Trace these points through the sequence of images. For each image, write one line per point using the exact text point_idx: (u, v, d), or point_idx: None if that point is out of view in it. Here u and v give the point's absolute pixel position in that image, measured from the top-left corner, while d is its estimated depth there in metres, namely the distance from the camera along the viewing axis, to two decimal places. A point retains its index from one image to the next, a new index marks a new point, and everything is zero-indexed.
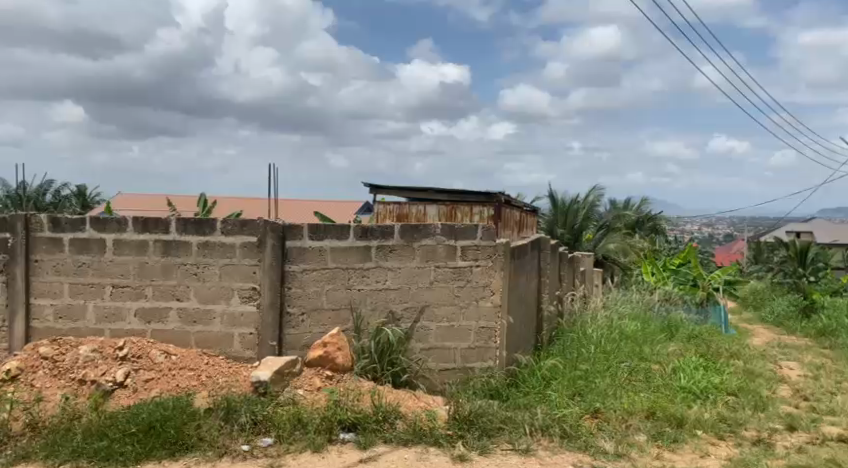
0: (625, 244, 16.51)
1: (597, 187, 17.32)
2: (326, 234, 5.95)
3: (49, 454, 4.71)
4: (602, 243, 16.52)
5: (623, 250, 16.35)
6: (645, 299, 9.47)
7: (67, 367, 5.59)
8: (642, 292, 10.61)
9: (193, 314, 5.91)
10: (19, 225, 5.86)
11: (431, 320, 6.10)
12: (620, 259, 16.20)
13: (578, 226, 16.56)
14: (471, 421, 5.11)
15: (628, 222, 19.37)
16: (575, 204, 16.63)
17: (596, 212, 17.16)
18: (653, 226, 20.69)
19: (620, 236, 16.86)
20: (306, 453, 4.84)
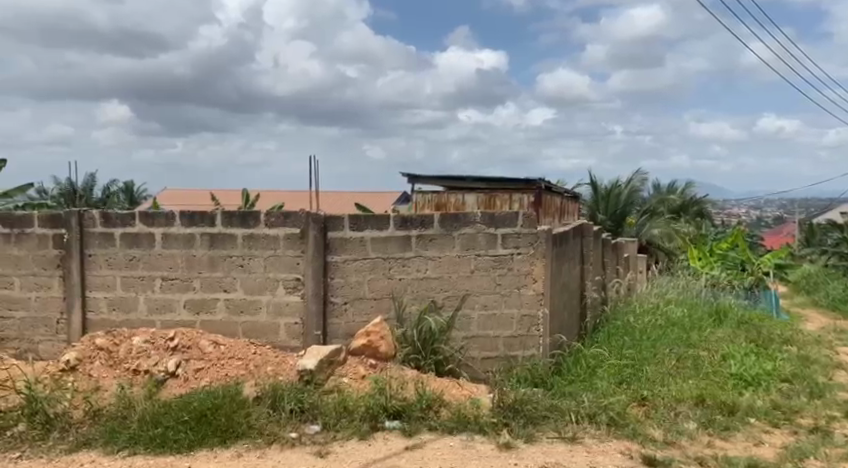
0: (669, 229, 16.32)
1: (638, 172, 17.08)
2: (366, 224, 6.00)
3: (108, 440, 4.86)
4: (645, 231, 16.23)
5: (668, 236, 16.15)
6: (691, 285, 9.35)
7: (122, 357, 5.75)
8: (690, 278, 10.51)
9: (240, 304, 6.03)
10: (72, 221, 6.04)
11: (473, 308, 6.12)
12: (665, 245, 16.02)
13: (621, 211, 16.39)
14: (516, 409, 5.13)
15: (672, 207, 19.16)
16: (617, 188, 16.48)
17: (637, 197, 17.00)
18: (700, 210, 20.39)
19: (663, 222, 16.58)
20: (352, 440, 4.92)
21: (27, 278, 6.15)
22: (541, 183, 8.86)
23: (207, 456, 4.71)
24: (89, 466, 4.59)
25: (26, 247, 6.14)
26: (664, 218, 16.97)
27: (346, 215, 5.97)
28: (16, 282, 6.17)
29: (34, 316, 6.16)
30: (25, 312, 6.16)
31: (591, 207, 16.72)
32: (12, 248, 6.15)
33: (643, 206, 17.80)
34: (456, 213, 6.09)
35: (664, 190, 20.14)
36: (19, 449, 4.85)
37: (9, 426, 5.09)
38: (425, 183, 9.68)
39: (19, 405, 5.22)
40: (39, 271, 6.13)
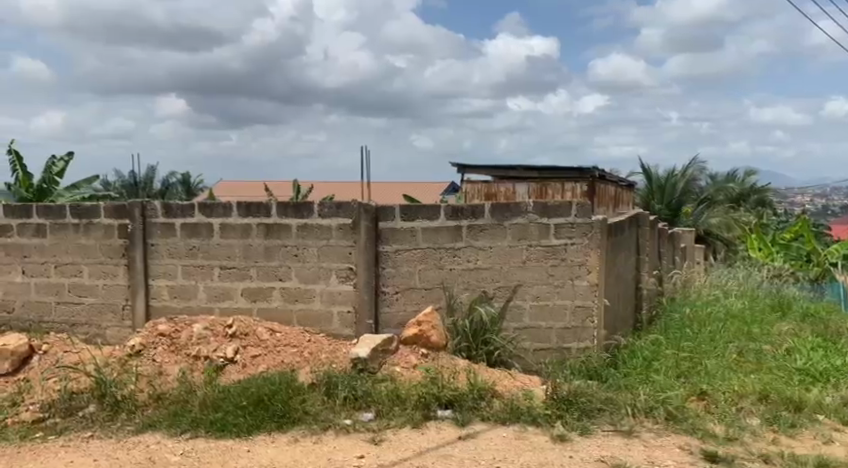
0: (728, 218, 16.08)
1: (695, 160, 16.72)
2: (417, 214, 6.04)
3: (172, 423, 5.02)
4: (702, 220, 15.96)
5: (725, 225, 15.88)
6: (752, 277, 9.13)
7: (183, 343, 5.92)
8: (750, 269, 10.37)
9: (295, 293, 6.16)
10: (136, 212, 6.23)
11: (525, 299, 6.09)
12: (723, 235, 15.78)
13: (676, 201, 16.07)
14: (570, 401, 5.12)
15: (731, 196, 18.81)
16: (673, 178, 16.14)
17: (693, 186, 16.74)
18: (760, 199, 19.94)
19: (721, 211, 16.40)
20: (405, 428, 4.99)
21: (95, 266, 6.38)
22: (594, 172, 8.78)
23: (265, 440, 4.83)
24: (154, 447, 4.75)
25: (94, 236, 6.36)
26: (720, 207, 16.67)
27: (397, 205, 6.02)
28: (85, 269, 6.40)
29: (101, 302, 6.39)
30: (94, 298, 6.40)
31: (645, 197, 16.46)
32: (81, 237, 6.38)
33: (700, 194, 17.43)
34: (507, 203, 6.06)
35: (722, 178, 19.68)
36: (90, 429, 5.06)
37: (80, 407, 5.33)
38: (475, 173, 9.65)
39: (89, 388, 5.45)
40: (106, 260, 6.35)
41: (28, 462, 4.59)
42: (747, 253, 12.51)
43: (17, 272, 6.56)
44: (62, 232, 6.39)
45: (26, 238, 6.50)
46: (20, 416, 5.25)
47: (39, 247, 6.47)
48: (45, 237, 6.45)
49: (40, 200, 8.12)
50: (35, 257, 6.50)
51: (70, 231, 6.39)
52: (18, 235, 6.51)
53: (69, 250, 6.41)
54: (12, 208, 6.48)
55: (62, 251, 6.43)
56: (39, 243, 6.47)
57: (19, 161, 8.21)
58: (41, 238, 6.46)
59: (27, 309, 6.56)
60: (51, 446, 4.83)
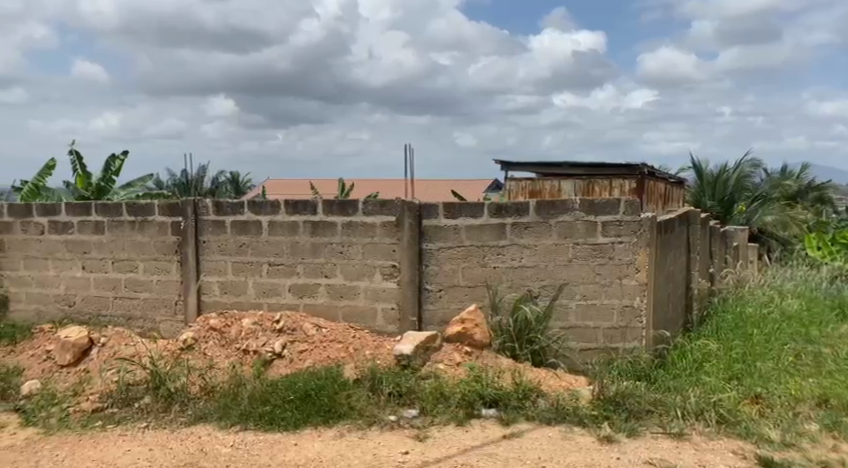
0: (784, 216, 15.66)
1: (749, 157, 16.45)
2: (461, 213, 6.04)
3: (223, 415, 5.11)
4: (757, 217, 15.56)
5: (782, 224, 15.50)
6: (811, 278, 8.86)
7: (233, 337, 6.08)
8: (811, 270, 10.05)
9: (340, 289, 6.24)
10: (188, 210, 6.49)
11: (570, 298, 6.01)
12: (779, 234, 15.35)
13: (729, 198, 15.82)
14: (617, 402, 5.06)
15: (788, 193, 18.38)
16: (725, 174, 15.94)
17: (747, 183, 16.44)
18: (820, 196, 19.31)
19: (779, 208, 15.89)
20: (450, 426, 4.99)
21: (150, 262, 6.66)
22: (643, 168, 8.71)
23: (312, 434, 4.88)
24: (206, 438, 4.85)
25: (149, 234, 6.65)
26: (778, 205, 16.16)
27: (440, 203, 6.03)
28: (140, 265, 6.70)
29: (155, 297, 6.66)
30: (148, 293, 6.68)
31: (696, 193, 16.25)
32: (137, 234, 6.68)
33: (755, 190, 17.00)
34: (553, 200, 5.98)
35: (779, 175, 19.21)
36: (145, 420, 5.18)
37: (137, 398, 5.46)
38: (519, 170, 9.59)
39: (144, 379, 5.59)
40: (160, 256, 6.62)
41: (88, 449, 4.76)
42: (806, 253, 12.17)
43: (79, 267, 6.94)
44: (118, 230, 6.73)
45: (86, 235, 6.87)
46: (81, 406, 5.41)
47: (98, 244, 6.84)
48: (103, 234, 6.80)
49: (98, 197, 8.37)
50: (95, 253, 6.86)
51: (126, 228, 6.72)
52: (79, 231, 6.90)
53: (125, 246, 6.73)
54: (74, 206, 6.88)
55: (119, 248, 6.76)
56: (98, 240, 6.83)
57: (79, 161, 8.45)
58: (99, 235, 6.82)
59: (87, 302, 6.92)
60: (110, 435, 5.00)
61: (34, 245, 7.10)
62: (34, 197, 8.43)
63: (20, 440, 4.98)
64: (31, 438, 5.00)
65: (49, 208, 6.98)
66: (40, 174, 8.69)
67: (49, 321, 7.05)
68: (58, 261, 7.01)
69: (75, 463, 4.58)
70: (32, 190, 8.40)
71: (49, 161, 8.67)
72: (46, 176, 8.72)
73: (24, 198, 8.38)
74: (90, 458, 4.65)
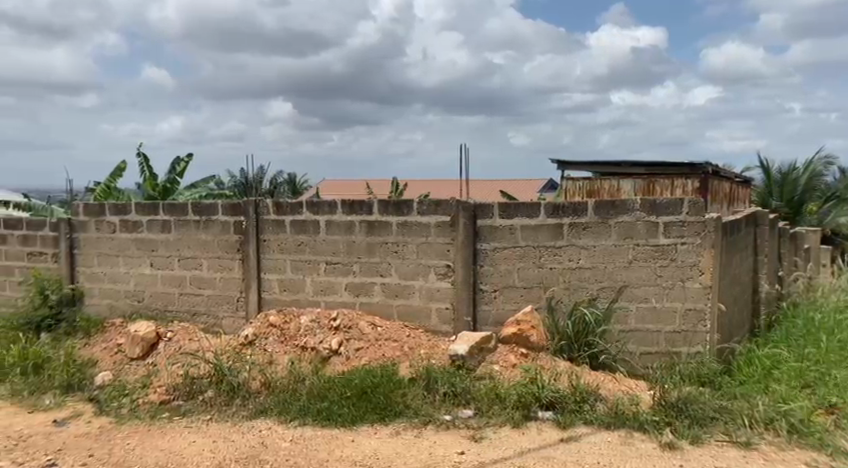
0: None
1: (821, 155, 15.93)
2: (516, 213, 5.98)
3: (282, 410, 5.18)
4: (831, 218, 15.17)
5: None
6: None
7: (292, 334, 6.15)
8: None
9: (395, 288, 6.26)
10: (250, 209, 6.63)
11: (631, 301, 5.88)
12: None
13: (800, 198, 15.36)
14: (680, 408, 4.92)
15: None
16: (795, 172, 15.47)
17: (820, 182, 15.87)
18: None
19: None
20: (505, 427, 4.94)
21: (213, 260, 6.83)
22: (707, 168, 8.49)
23: (368, 431, 4.89)
24: (266, 432, 4.91)
25: (213, 232, 6.81)
26: None
27: (496, 203, 5.97)
28: (204, 263, 6.86)
29: (219, 294, 6.82)
30: (212, 290, 6.85)
31: (764, 192, 15.84)
32: (202, 233, 6.85)
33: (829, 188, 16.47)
34: (613, 200, 5.86)
35: None
36: (208, 412, 5.31)
37: (201, 391, 5.57)
38: (578, 170, 9.43)
39: (208, 372, 5.68)
40: (223, 254, 6.78)
41: (156, 439, 4.89)
42: None
43: (147, 264, 7.12)
44: (184, 229, 6.91)
45: (154, 234, 7.06)
46: (150, 397, 5.58)
47: (165, 242, 7.01)
48: (170, 233, 6.98)
49: (164, 198, 8.54)
50: (162, 251, 7.04)
51: (192, 228, 6.89)
52: (148, 230, 7.09)
53: (190, 245, 6.90)
54: (142, 205, 7.08)
55: (185, 246, 6.93)
56: (165, 238, 7.01)
57: (146, 162, 8.64)
58: (166, 234, 6.99)
59: (155, 298, 7.11)
60: (177, 426, 5.12)
61: (106, 243, 7.30)
62: (106, 197, 8.66)
63: (94, 428, 5.18)
64: (104, 427, 5.19)
65: (120, 207, 7.19)
66: (111, 175, 8.93)
67: (120, 315, 7.25)
68: (128, 258, 7.20)
69: (144, 452, 4.71)
70: (104, 191, 8.64)
71: (119, 164, 8.91)
72: (115, 178, 8.95)
73: (96, 198, 8.62)
74: (158, 447, 4.76)
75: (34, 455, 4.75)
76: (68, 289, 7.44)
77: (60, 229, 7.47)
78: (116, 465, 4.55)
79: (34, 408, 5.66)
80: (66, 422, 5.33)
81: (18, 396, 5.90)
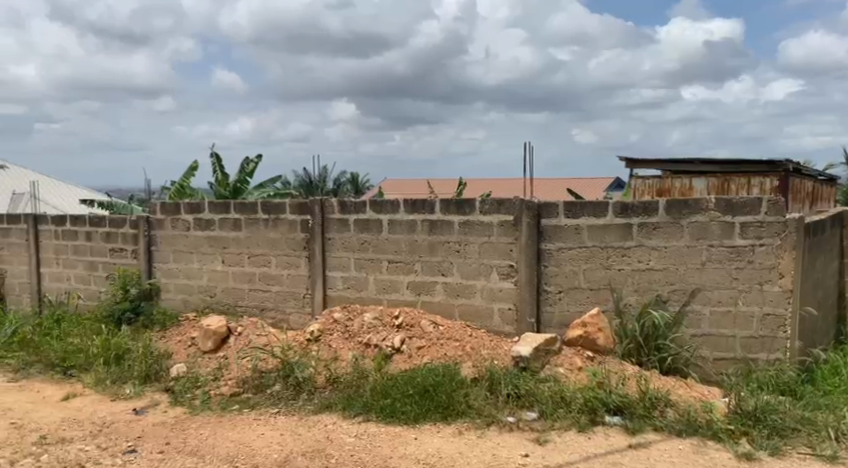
0: None
1: None
2: (582, 212, 5.82)
3: (346, 405, 5.17)
4: None
5: None
6: None
7: (355, 330, 6.17)
8: None
9: (457, 288, 6.18)
10: (316, 208, 6.66)
11: (704, 304, 5.64)
12: None
13: None
14: (757, 417, 4.69)
15: None
16: None
17: None
18: None
19: None
20: (571, 431, 4.80)
21: (281, 257, 6.88)
22: (788, 165, 8.11)
23: (431, 429, 4.83)
24: (331, 427, 4.90)
25: (280, 230, 6.87)
26: None
27: (561, 201, 5.84)
28: (273, 260, 6.92)
29: (286, 290, 6.87)
30: (279, 287, 6.90)
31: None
32: (270, 231, 6.91)
33: None
34: (685, 199, 5.64)
35: None
36: (277, 406, 5.35)
37: (269, 385, 5.63)
38: (648, 167, 9.18)
39: (276, 366, 5.73)
40: (290, 252, 6.83)
41: (227, 431, 4.93)
42: None
43: (219, 261, 7.23)
44: (255, 227, 6.98)
45: (226, 231, 7.16)
46: (221, 389, 5.68)
47: (236, 240, 7.11)
48: (241, 231, 7.07)
49: (235, 197, 8.66)
50: (233, 248, 7.14)
51: (261, 226, 6.96)
52: (220, 228, 7.20)
53: (260, 243, 6.97)
54: (214, 204, 7.20)
55: (254, 244, 7.00)
56: (236, 236, 7.11)
57: (219, 162, 8.79)
58: (237, 232, 7.09)
59: (226, 294, 7.20)
60: (247, 418, 5.17)
61: (180, 241, 7.44)
62: (180, 196, 8.84)
63: (169, 418, 5.28)
64: (180, 417, 5.28)
65: (194, 205, 7.32)
66: (185, 175, 9.11)
67: (193, 310, 7.38)
68: (202, 255, 7.32)
69: (217, 442, 4.75)
70: (178, 190, 8.82)
71: (193, 163, 9.07)
72: (189, 177, 9.13)
73: (171, 197, 8.81)
74: (229, 438, 4.80)
75: (116, 441, 4.84)
76: (147, 285, 7.61)
77: (140, 227, 7.66)
78: (190, 453, 4.60)
79: (115, 397, 5.83)
80: (145, 411, 5.46)
81: (102, 385, 6.09)
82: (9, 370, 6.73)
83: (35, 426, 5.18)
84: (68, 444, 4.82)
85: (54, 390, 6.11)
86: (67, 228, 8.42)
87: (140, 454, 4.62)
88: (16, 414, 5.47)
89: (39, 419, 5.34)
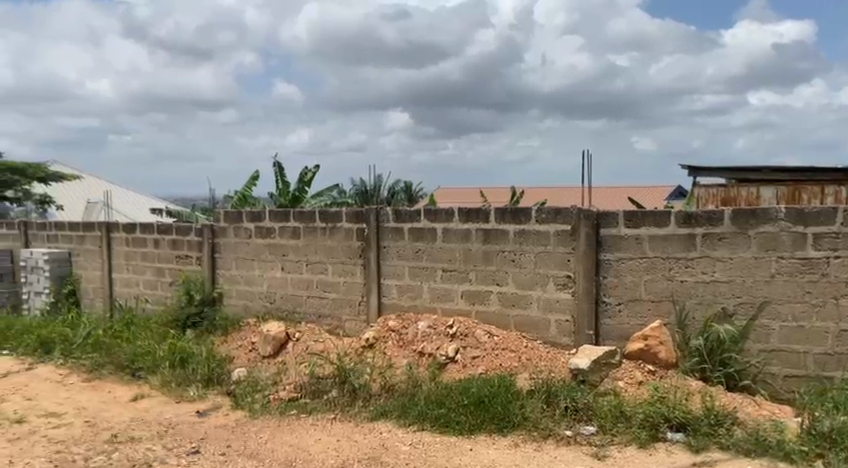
0: None
1: None
2: (643, 221, 5.63)
3: (401, 414, 5.10)
4: None
5: None
6: None
7: (409, 339, 6.12)
8: None
9: (512, 298, 6.06)
10: (371, 216, 6.64)
11: (773, 318, 5.38)
12: None
13: None
14: (833, 439, 4.43)
15: None
16: None
17: None
18: None
19: None
20: (631, 447, 4.62)
21: (338, 265, 6.87)
22: None
23: (486, 441, 4.72)
24: (386, 434, 4.84)
25: (336, 238, 6.86)
26: None
27: (620, 211, 5.67)
28: (329, 268, 6.92)
29: (342, 297, 6.85)
30: (336, 294, 6.89)
31: None
32: (327, 239, 6.92)
33: None
34: (753, 209, 5.38)
35: None
36: (332, 412, 5.32)
37: (325, 391, 5.60)
38: (711, 175, 8.93)
39: (332, 373, 5.70)
40: (346, 260, 6.82)
41: (285, 435, 4.91)
42: None
43: (278, 268, 7.27)
44: (312, 235, 7.00)
45: (285, 239, 7.20)
46: (279, 394, 5.68)
47: (294, 247, 7.14)
48: (299, 239, 7.10)
49: (293, 206, 8.70)
50: (291, 256, 7.17)
51: (318, 234, 6.97)
52: (280, 236, 7.24)
53: (317, 250, 6.98)
54: (274, 212, 7.25)
55: (312, 251, 7.02)
56: (294, 243, 7.14)
57: (279, 171, 8.88)
58: (296, 240, 7.12)
59: (285, 300, 7.24)
60: (304, 423, 5.14)
61: (243, 248, 7.52)
62: (241, 205, 8.95)
63: (231, 421, 5.31)
64: (240, 420, 5.30)
65: (254, 213, 7.39)
66: (246, 184, 9.23)
67: (254, 316, 7.44)
68: (262, 262, 7.38)
69: (276, 446, 4.73)
70: (240, 199, 8.93)
71: (254, 172, 9.19)
72: (250, 186, 9.25)
73: (233, 205, 8.93)
74: (287, 443, 4.77)
75: (181, 442, 4.86)
76: (211, 290, 7.73)
77: (205, 235, 7.79)
78: (251, 457, 4.58)
79: (180, 399, 5.89)
80: (208, 413, 5.50)
81: (168, 387, 6.16)
82: (83, 370, 6.89)
83: (106, 425, 5.27)
84: (136, 444, 4.87)
85: (124, 391, 6.22)
86: (136, 236, 8.61)
87: (203, 456, 4.62)
88: (88, 413, 5.58)
89: (110, 419, 5.43)
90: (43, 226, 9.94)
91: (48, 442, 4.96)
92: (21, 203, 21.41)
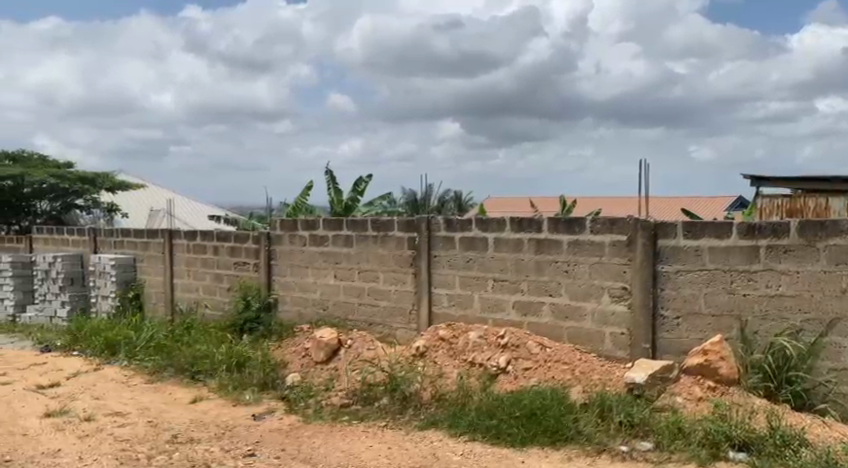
0: None
1: None
2: (703, 232, 5.42)
3: (451, 423, 5.01)
4: None
5: None
6: None
7: (460, 348, 6.05)
8: None
9: (565, 309, 5.92)
10: (422, 226, 6.59)
11: (844, 336, 5.09)
12: None
13: None
14: None
15: None
16: None
17: None
18: None
19: None
20: (690, 465, 4.39)
21: (389, 273, 6.83)
22: None
23: (539, 454, 4.58)
24: (437, 444, 4.75)
25: (388, 247, 6.82)
26: None
27: (679, 221, 5.48)
28: (381, 276, 6.88)
29: (393, 305, 6.80)
30: (387, 302, 6.84)
31: None
32: (379, 247, 6.88)
33: None
34: (821, 220, 5.12)
35: None
36: (384, 419, 5.26)
37: (376, 398, 5.56)
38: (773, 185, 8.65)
39: (384, 380, 5.65)
40: (397, 268, 6.78)
41: (338, 440, 4.87)
42: None
43: (331, 276, 7.28)
44: (364, 243, 6.98)
45: (338, 247, 7.20)
46: (331, 400, 5.66)
47: (347, 255, 7.14)
48: (351, 247, 7.09)
49: (346, 214, 8.72)
50: (344, 263, 7.17)
51: (370, 242, 6.95)
52: (333, 244, 7.25)
53: (369, 258, 6.96)
54: (327, 220, 7.26)
55: (363, 259, 7.01)
56: (347, 251, 7.13)
57: (333, 179, 8.91)
58: (348, 248, 7.11)
59: (337, 307, 7.23)
60: (356, 429, 5.10)
61: (298, 256, 7.55)
62: (295, 213, 9.01)
63: (286, 425, 5.30)
64: (293, 424, 5.28)
65: (309, 222, 7.41)
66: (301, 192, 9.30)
67: (307, 322, 7.45)
68: (316, 270, 7.40)
69: (328, 451, 4.69)
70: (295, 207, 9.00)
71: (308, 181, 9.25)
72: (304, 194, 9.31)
73: (287, 213, 8.99)
74: (339, 448, 4.73)
75: (236, 445, 4.86)
76: (266, 296, 7.78)
77: (261, 242, 7.86)
78: (305, 461, 4.54)
79: (237, 402, 5.91)
80: (264, 417, 5.50)
81: (225, 390, 6.20)
82: (146, 372, 7.00)
83: (167, 426, 5.31)
84: (196, 444, 4.89)
85: (183, 393, 6.28)
86: (196, 242, 8.74)
87: (258, 458, 4.60)
88: (151, 413, 5.65)
89: (171, 419, 5.48)
90: (110, 232, 10.18)
91: (113, 440, 5.02)
92: (89, 210, 22.18)
